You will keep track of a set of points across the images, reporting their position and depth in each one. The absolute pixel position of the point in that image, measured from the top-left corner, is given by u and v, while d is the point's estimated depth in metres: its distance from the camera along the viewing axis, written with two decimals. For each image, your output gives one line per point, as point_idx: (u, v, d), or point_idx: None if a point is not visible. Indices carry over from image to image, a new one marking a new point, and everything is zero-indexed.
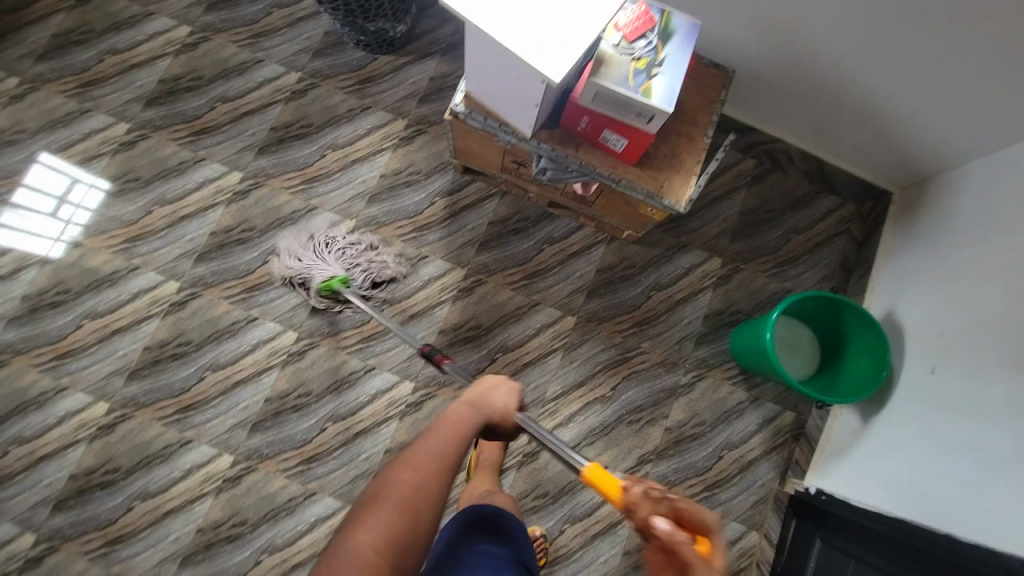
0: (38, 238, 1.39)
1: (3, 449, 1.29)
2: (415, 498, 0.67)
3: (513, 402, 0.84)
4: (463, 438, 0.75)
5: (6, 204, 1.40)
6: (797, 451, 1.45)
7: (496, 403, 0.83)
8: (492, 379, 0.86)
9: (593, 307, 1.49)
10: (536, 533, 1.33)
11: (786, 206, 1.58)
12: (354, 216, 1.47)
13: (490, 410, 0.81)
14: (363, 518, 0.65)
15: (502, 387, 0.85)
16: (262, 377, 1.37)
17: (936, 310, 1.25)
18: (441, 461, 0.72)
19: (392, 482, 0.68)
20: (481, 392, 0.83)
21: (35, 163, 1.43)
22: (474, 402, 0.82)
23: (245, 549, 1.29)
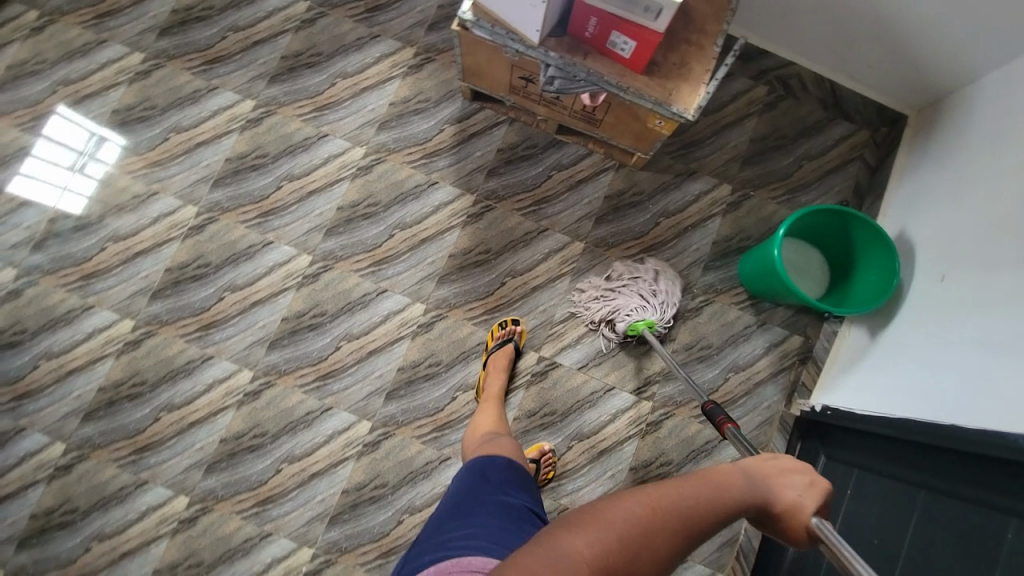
0: (57, 190, 1.42)
1: (34, 362, 1.35)
2: (644, 535, 0.60)
3: (808, 498, 0.72)
4: (712, 504, 0.66)
5: (27, 152, 1.44)
6: (803, 374, 1.46)
7: (775, 492, 0.72)
8: (786, 465, 0.75)
9: (601, 233, 1.50)
10: (544, 448, 1.37)
11: (797, 133, 1.56)
12: (364, 144, 1.49)
13: (776, 496, 0.72)
14: (589, 521, 0.60)
15: (796, 481, 0.74)
16: (279, 297, 1.41)
17: (947, 221, 1.24)
18: (682, 517, 0.63)
19: (627, 503, 0.62)
20: (772, 474, 0.74)
21: (52, 115, 1.46)
22: (750, 478, 0.72)
23: (265, 458, 1.35)
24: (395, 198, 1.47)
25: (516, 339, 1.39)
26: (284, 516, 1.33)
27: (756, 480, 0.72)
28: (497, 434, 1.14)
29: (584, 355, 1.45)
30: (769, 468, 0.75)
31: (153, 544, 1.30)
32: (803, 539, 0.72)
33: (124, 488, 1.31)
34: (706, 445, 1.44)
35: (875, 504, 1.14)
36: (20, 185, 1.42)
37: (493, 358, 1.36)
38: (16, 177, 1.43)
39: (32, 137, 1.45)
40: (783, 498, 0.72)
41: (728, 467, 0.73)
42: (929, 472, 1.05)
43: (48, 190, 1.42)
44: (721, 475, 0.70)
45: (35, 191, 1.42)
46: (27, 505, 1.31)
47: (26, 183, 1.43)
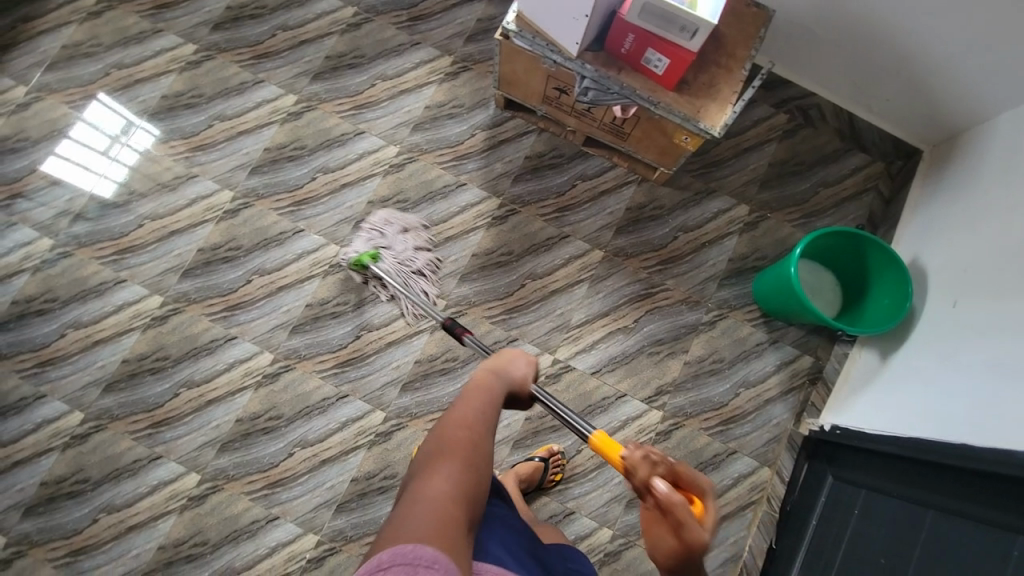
0: (90, 174, 1.48)
1: (62, 331, 1.38)
2: (473, 450, 0.72)
3: (531, 370, 0.93)
4: (496, 403, 0.82)
5: (64, 135, 1.50)
6: (813, 394, 1.48)
7: (515, 377, 0.90)
8: (510, 354, 0.94)
9: (621, 243, 1.54)
10: (553, 448, 1.38)
11: (815, 160, 1.61)
12: (398, 143, 1.55)
13: (516, 378, 0.90)
14: (434, 467, 0.68)
15: (521, 361, 0.93)
16: (304, 284, 1.45)
17: (960, 250, 1.28)
18: (484, 421, 0.78)
19: (450, 440, 0.72)
20: (507, 363, 0.91)
21: (92, 100, 1.52)
22: (495, 374, 0.88)
23: (278, 441, 1.36)
24: (423, 197, 1.52)
25: None
26: (292, 500, 1.33)
27: (501, 374, 0.89)
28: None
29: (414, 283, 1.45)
30: (499, 359, 0.91)
31: (160, 520, 1.30)
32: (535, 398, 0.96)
33: (137, 460, 1.32)
34: (714, 458, 1.45)
35: (882, 525, 1.14)
36: (54, 164, 1.48)
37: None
38: (51, 158, 1.48)
39: (74, 117, 1.51)
40: (519, 377, 0.91)
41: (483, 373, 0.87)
42: (939, 493, 1.06)
43: (82, 172, 1.48)
44: (481, 382, 0.85)
45: (68, 173, 1.47)
46: (38, 472, 1.31)
47: (61, 164, 1.48)
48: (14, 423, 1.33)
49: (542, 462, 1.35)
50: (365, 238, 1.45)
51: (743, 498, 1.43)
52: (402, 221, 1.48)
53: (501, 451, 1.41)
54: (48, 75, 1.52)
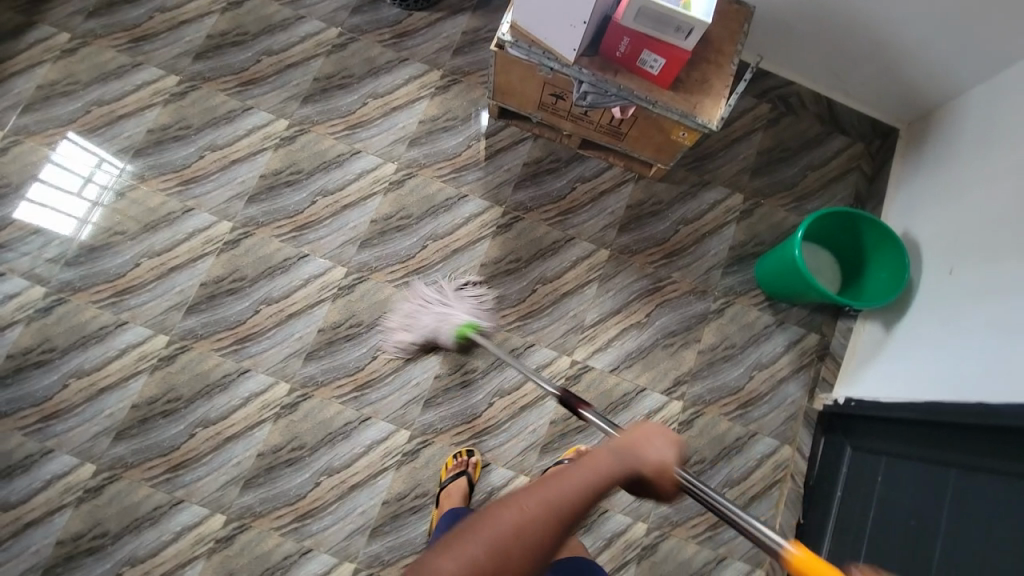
0: (66, 218, 1.42)
1: (64, 382, 1.32)
2: (512, 544, 0.58)
3: (672, 458, 0.70)
4: (592, 491, 0.63)
5: (35, 179, 1.44)
6: (823, 369, 1.53)
7: (639, 462, 0.69)
8: (649, 431, 0.71)
9: (625, 241, 1.57)
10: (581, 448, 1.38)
11: (800, 145, 1.68)
12: (396, 159, 1.54)
13: (640, 463, 0.68)
14: (458, 542, 0.58)
15: (662, 445, 0.70)
16: (314, 310, 1.43)
17: (949, 220, 1.35)
18: (555, 510, 0.60)
19: (489, 517, 0.59)
20: (635, 441, 0.70)
21: (62, 141, 1.47)
22: (614, 453, 0.68)
23: (303, 472, 1.33)
24: (426, 211, 1.52)
25: (469, 471, 1.32)
26: (324, 530, 1.30)
27: (624, 453, 0.69)
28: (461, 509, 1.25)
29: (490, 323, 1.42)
30: (632, 435, 0.71)
31: (188, 567, 1.25)
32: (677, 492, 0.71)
33: (158, 507, 1.27)
34: (736, 442, 1.48)
35: (907, 489, 1.19)
36: (26, 210, 1.42)
37: (446, 491, 1.29)
38: (22, 204, 1.42)
39: (44, 161, 1.45)
40: (649, 462, 0.69)
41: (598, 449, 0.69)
42: (957, 452, 1.11)
43: (57, 216, 1.42)
44: (592, 461, 0.67)
45: (41, 217, 1.42)
46: (52, 531, 1.25)
47: (34, 209, 1.42)
48: (21, 482, 1.27)
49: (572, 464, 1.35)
50: (438, 323, 1.35)
51: (768, 478, 1.47)
52: (431, 300, 1.40)
53: (530, 457, 1.41)
54: (25, 117, 1.47)
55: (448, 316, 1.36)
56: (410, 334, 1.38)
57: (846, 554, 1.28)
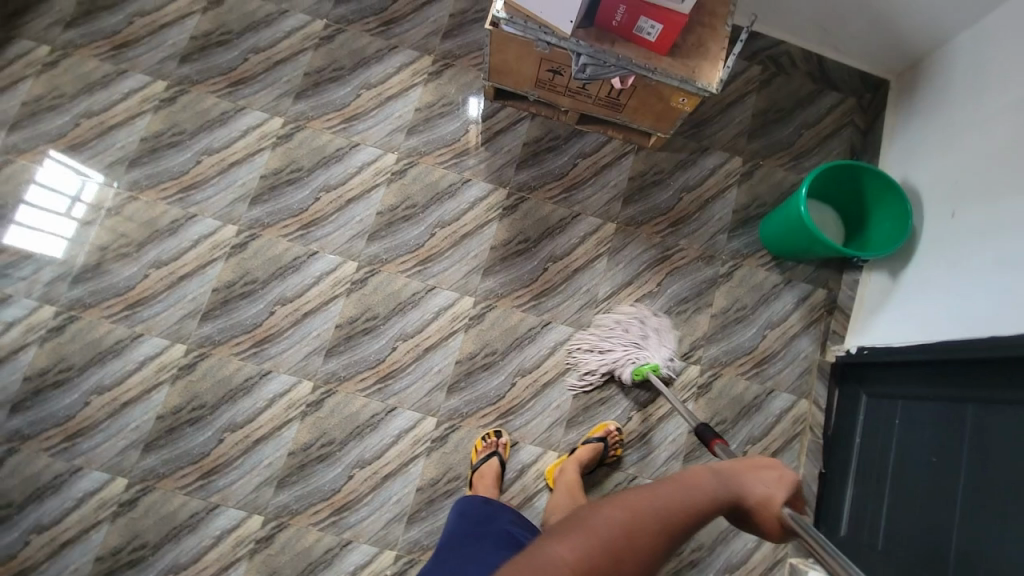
0: (54, 240, 1.39)
1: (85, 399, 1.31)
2: (626, 538, 0.61)
3: (773, 492, 0.75)
4: (696, 505, 0.68)
5: (21, 202, 1.41)
6: (833, 322, 1.56)
7: (744, 489, 0.75)
8: (751, 462, 0.78)
9: (631, 213, 1.58)
10: (611, 427, 1.40)
11: (794, 104, 1.69)
12: (395, 149, 1.53)
13: (741, 488, 0.74)
14: (570, 528, 0.62)
15: (771, 482, 0.76)
16: (330, 306, 1.42)
17: (948, 166, 1.37)
18: (663, 516, 0.65)
19: (602, 511, 0.63)
20: (738, 470, 0.76)
21: (44, 160, 1.43)
22: (719, 477, 0.74)
23: (336, 467, 1.34)
24: (431, 199, 1.52)
25: (500, 452, 1.35)
26: (361, 522, 1.32)
27: (725, 478, 0.75)
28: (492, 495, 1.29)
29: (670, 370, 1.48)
30: (741, 466, 0.77)
31: (231, 569, 1.27)
32: (777, 531, 0.75)
33: (194, 515, 1.28)
34: (755, 400, 1.51)
35: (924, 427, 1.23)
36: (15, 235, 1.39)
37: (480, 474, 1.32)
38: (11, 228, 1.39)
39: (27, 183, 1.42)
40: (748, 490, 0.75)
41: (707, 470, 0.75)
42: (971, 387, 1.15)
43: (45, 238, 1.39)
44: (697, 478, 0.72)
45: (30, 241, 1.38)
46: (91, 548, 1.25)
47: (22, 233, 1.39)
48: (53, 503, 1.26)
49: (602, 441, 1.37)
50: (627, 354, 1.45)
51: (787, 432, 1.51)
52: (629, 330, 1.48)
53: (557, 433, 1.43)
54: (13, 135, 1.44)
55: (631, 349, 1.46)
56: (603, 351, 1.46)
57: (870, 495, 1.33)
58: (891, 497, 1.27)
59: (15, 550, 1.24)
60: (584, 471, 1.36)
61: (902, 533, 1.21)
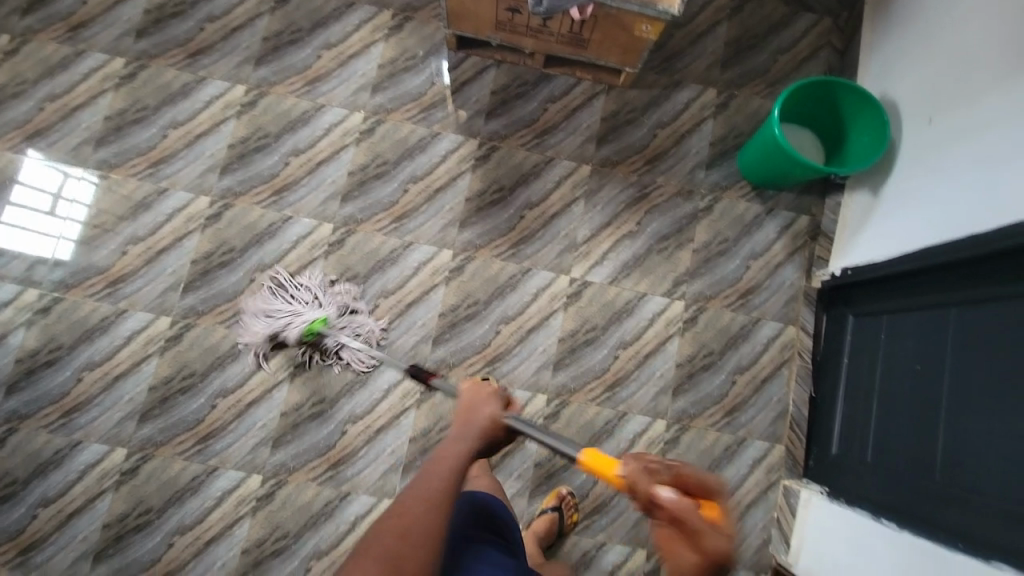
0: (42, 238, 1.39)
1: (78, 376, 1.34)
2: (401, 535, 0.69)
3: (498, 411, 0.89)
4: (454, 467, 0.79)
5: (4, 202, 1.41)
6: (817, 248, 1.55)
7: (479, 423, 0.87)
8: (477, 397, 0.91)
9: (604, 154, 1.56)
10: (563, 492, 1.38)
11: (767, 30, 1.64)
12: (361, 108, 1.51)
13: (480, 424, 0.87)
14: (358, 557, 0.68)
15: (490, 399, 0.90)
16: (310, 269, 1.43)
17: (924, 73, 1.33)
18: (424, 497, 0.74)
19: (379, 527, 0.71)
20: (470, 414, 0.88)
21: (24, 158, 1.43)
22: (462, 434, 0.85)
23: (329, 423, 1.37)
24: (402, 155, 1.50)
25: None
26: (358, 475, 1.35)
27: (468, 429, 0.86)
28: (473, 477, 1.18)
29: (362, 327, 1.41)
30: (466, 408, 0.90)
31: (236, 527, 1.31)
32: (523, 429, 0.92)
33: (195, 478, 1.32)
34: (742, 330, 1.51)
35: (910, 337, 1.23)
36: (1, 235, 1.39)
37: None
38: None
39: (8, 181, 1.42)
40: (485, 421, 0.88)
41: (451, 440, 0.84)
42: (953, 291, 1.13)
43: (31, 237, 1.39)
44: (446, 449, 0.82)
45: (15, 242, 1.39)
46: (97, 517, 1.29)
47: (5, 232, 1.39)
48: (56, 477, 1.30)
49: (555, 512, 1.35)
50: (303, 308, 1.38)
51: (776, 359, 1.51)
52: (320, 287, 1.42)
53: (544, 376, 1.45)
54: None
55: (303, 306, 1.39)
56: (268, 333, 1.35)
57: (859, 411, 1.33)
58: (879, 409, 1.27)
59: (23, 524, 1.28)
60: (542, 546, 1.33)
61: (889, 443, 1.22)
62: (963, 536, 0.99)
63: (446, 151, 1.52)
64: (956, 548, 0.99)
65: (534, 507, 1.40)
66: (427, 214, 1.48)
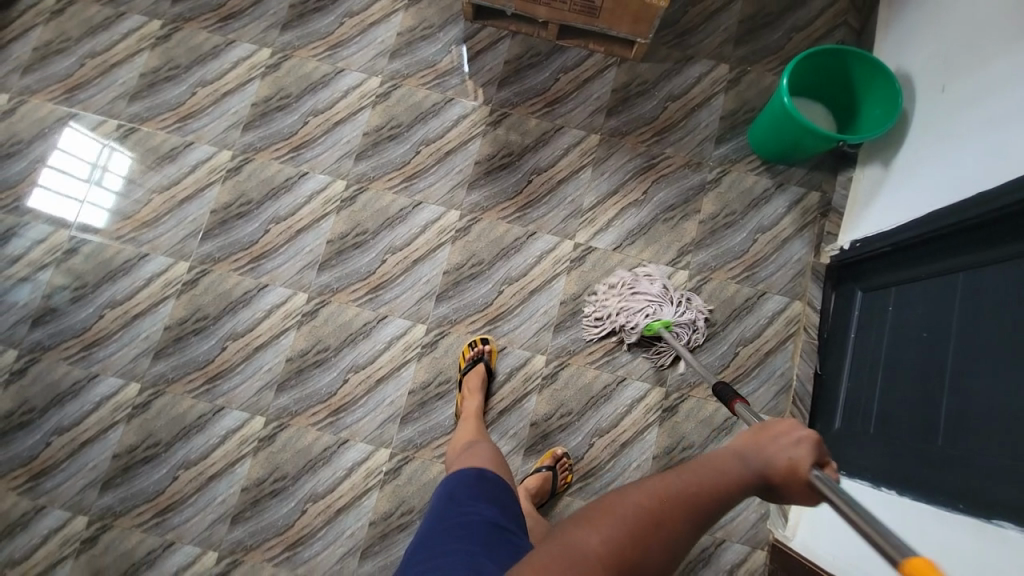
0: (75, 203, 1.47)
1: (100, 312, 1.41)
2: (649, 526, 0.68)
3: (799, 455, 0.75)
4: (728, 481, 0.74)
5: (44, 167, 1.49)
6: (827, 224, 1.53)
7: (770, 457, 0.76)
8: (779, 431, 0.78)
9: (614, 124, 1.58)
10: (558, 452, 1.38)
11: (782, 8, 1.65)
12: (379, 73, 1.57)
13: (771, 459, 0.76)
14: (598, 517, 0.69)
15: (798, 440, 0.77)
16: (321, 223, 1.48)
17: (937, 42, 1.32)
18: (683, 500, 0.70)
19: (626, 498, 0.70)
20: (767, 444, 0.77)
21: (66, 127, 1.52)
22: (749, 458, 0.76)
23: (332, 371, 1.41)
24: (416, 118, 1.55)
25: (486, 357, 1.38)
26: (357, 422, 1.38)
27: (759, 456, 0.76)
28: (475, 442, 1.19)
29: (697, 314, 1.45)
30: (759, 435, 0.79)
31: (237, 465, 1.35)
32: (814, 496, 0.75)
33: (202, 416, 1.37)
34: (746, 303, 1.50)
35: (917, 305, 1.20)
36: (38, 198, 1.47)
37: (467, 378, 1.36)
38: (34, 190, 1.48)
39: (51, 133, 1.51)
40: (777, 460, 0.76)
41: (737, 455, 0.77)
42: (959, 254, 1.11)
43: (65, 202, 1.47)
44: (730, 464, 0.76)
45: (53, 204, 1.47)
46: (108, 447, 1.36)
47: (44, 195, 1.47)
48: (73, 406, 1.37)
49: (550, 471, 1.34)
50: (646, 306, 1.42)
51: (780, 333, 1.49)
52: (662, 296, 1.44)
53: (545, 337, 1.46)
54: (26, 79, 1.54)
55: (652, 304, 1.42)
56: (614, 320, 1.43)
57: (864, 384, 1.30)
58: (884, 379, 1.25)
59: (39, 450, 1.35)
60: (535, 503, 1.33)
61: (892, 411, 1.19)
62: (964, 497, 0.95)
63: (459, 115, 1.56)
64: (956, 510, 0.95)
65: (529, 465, 1.40)
66: (437, 175, 1.52)
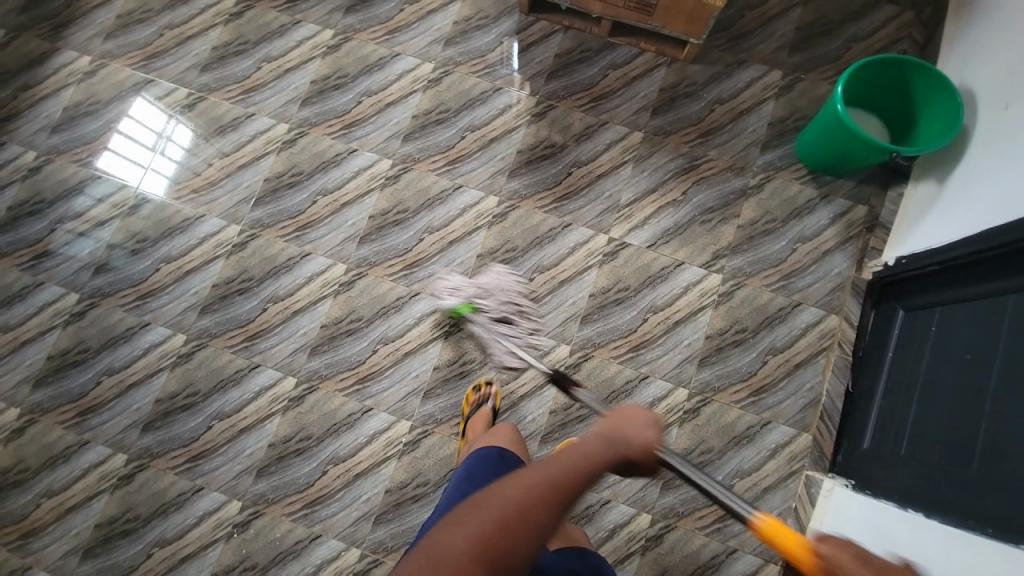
0: (138, 168, 1.57)
1: (156, 266, 1.51)
2: (513, 524, 0.57)
3: (653, 434, 0.70)
4: (594, 467, 0.64)
5: (115, 132, 1.60)
6: (872, 240, 1.49)
7: (625, 439, 0.69)
8: (630, 412, 0.72)
9: (658, 123, 1.58)
10: None
11: (843, 17, 1.62)
12: (432, 59, 1.62)
13: (628, 442, 0.68)
14: (461, 518, 0.59)
15: (643, 421, 0.71)
16: (365, 198, 1.54)
17: (1004, 59, 1.27)
18: (548, 488, 0.60)
19: (490, 496, 0.60)
20: (618, 425, 0.70)
21: (138, 97, 1.63)
22: (604, 439, 0.69)
23: (362, 340, 1.46)
24: (464, 104, 1.59)
25: (491, 400, 1.36)
26: (382, 392, 1.43)
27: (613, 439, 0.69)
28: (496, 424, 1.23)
29: (529, 324, 1.46)
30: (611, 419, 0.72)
31: (267, 421, 1.42)
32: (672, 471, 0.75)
33: (239, 371, 1.44)
34: (780, 312, 1.48)
35: (961, 326, 1.15)
36: (107, 159, 1.58)
37: (471, 423, 1.33)
38: (105, 152, 1.59)
39: (127, 97, 1.63)
40: (632, 442, 0.69)
41: (593, 441, 0.68)
42: (1010, 276, 1.07)
43: (130, 166, 1.58)
44: (587, 450, 0.67)
45: (121, 166, 1.58)
46: (152, 391, 1.44)
47: (113, 157, 1.58)
48: (124, 350, 1.47)
49: None
50: (474, 289, 1.44)
51: (813, 346, 1.46)
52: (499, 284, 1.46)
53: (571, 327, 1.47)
54: (108, 45, 1.66)
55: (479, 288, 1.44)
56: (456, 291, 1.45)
57: (897, 403, 1.26)
58: (918, 399, 1.20)
59: (90, 387, 1.45)
60: None
61: (925, 432, 1.15)
62: (994, 522, 0.93)
63: (505, 104, 1.59)
64: (986, 535, 0.93)
65: (544, 452, 1.42)
66: (479, 161, 1.56)
